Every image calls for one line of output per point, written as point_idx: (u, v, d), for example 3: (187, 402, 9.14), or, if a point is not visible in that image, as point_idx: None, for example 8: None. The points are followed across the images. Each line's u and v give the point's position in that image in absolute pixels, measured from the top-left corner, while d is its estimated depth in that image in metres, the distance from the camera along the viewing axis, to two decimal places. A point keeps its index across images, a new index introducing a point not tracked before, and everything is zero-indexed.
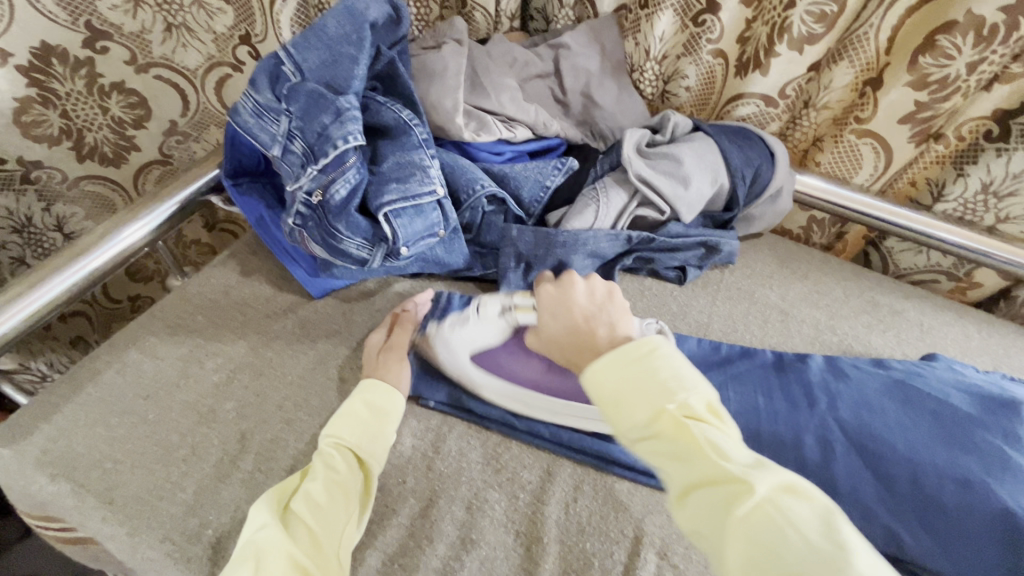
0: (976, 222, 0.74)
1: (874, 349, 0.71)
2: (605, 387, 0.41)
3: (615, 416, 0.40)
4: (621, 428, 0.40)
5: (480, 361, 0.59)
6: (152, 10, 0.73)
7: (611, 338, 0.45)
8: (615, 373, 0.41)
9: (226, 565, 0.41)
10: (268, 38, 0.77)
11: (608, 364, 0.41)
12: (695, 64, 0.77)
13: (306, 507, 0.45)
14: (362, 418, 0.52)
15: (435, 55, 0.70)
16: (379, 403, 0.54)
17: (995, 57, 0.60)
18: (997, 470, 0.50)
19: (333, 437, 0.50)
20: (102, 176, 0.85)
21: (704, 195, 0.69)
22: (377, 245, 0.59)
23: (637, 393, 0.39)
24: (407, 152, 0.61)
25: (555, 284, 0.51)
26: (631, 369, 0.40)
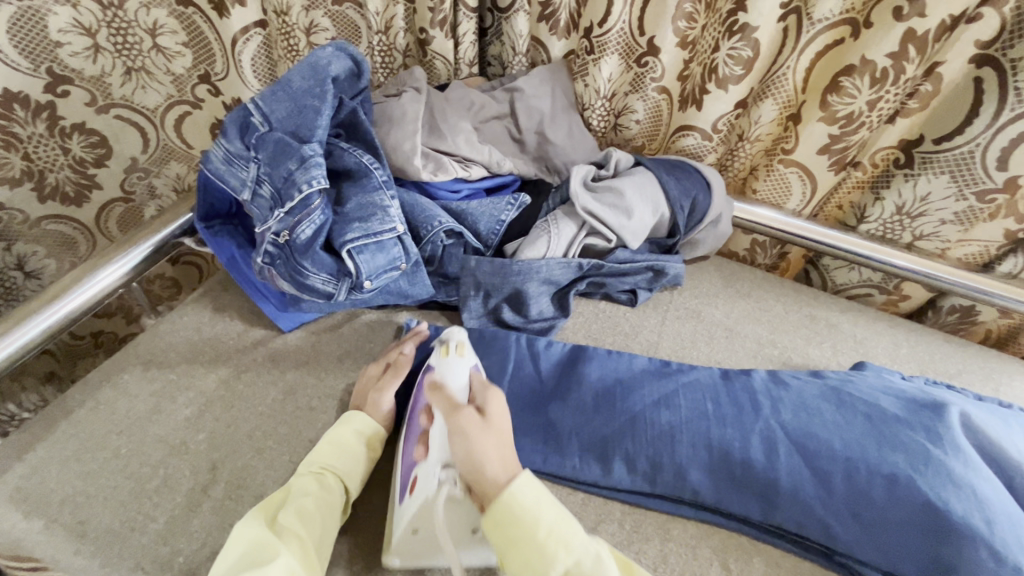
0: (897, 240, 0.82)
1: (811, 360, 0.76)
2: (530, 519, 0.47)
3: (525, 552, 0.46)
4: (537, 571, 0.46)
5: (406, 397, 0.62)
6: (112, 56, 0.78)
7: (464, 424, 0.51)
8: (541, 504, 0.48)
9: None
10: (230, 75, 0.83)
11: (536, 491, 0.49)
12: (643, 100, 0.84)
13: (293, 521, 0.48)
14: (346, 444, 0.55)
15: (395, 102, 0.76)
16: (363, 429, 0.57)
17: (890, 95, 0.68)
18: (918, 464, 0.54)
19: (316, 465, 0.53)
20: (65, 216, 0.89)
21: (647, 223, 0.74)
22: (342, 280, 0.64)
23: (544, 537, 0.46)
24: (369, 193, 0.66)
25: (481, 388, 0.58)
26: (541, 511, 0.48)
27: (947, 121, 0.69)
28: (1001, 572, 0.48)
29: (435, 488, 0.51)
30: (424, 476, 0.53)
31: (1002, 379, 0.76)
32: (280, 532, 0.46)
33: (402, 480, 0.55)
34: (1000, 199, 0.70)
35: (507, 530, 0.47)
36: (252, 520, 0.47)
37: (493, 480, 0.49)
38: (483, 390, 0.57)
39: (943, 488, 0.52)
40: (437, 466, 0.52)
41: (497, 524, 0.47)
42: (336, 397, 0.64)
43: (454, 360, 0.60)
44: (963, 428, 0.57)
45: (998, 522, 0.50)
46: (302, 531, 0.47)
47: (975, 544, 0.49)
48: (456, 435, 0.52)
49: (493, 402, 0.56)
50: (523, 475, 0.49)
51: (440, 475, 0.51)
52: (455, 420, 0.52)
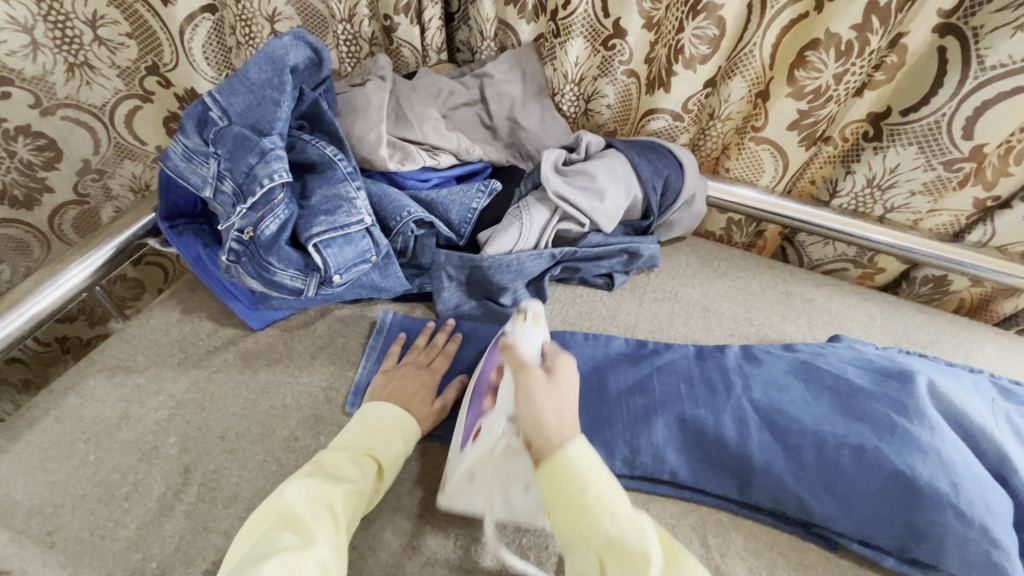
0: (869, 213, 0.82)
1: (788, 335, 0.77)
2: (585, 482, 0.44)
3: (574, 516, 0.43)
4: (583, 530, 0.43)
5: (478, 371, 0.61)
6: (52, 52, 0.75)
7: (533, 386, 0.48)
8: (597, 472, 0.44)
9: (254, 554, 0.43)
10: (180, 64, 0.81)
11: (593, 458, 0.45)
12: (612, 84, 0.83)
13: (335, 507, 0.48)
14: (388, 431, 0.56)
15: (359, 92, 0.74)
16: (404, 424, 0.57)
17: (856, 68, 0.68)
18: (886, 435, 0.54)
19: (365, 444, 0.54)
20: (14, 220, 0.89)
21: (620, 206, 0.74)
22: (311, 275, 0.63)
23: (592, 502, 0.43)
24: (334, 185, 0.64)
25: (559, 358, 0.54)
26: (593, 475, 0.44)
27: (913, 92, 0.69)
28: (969, 533, 0.49)
29: (496, 437, 0.49)
30: (487, 425, 0.51)
31: (975, 347, 0.77)
32: (320, 511, 0.48)
33: (464, 432, 0.56)
34: (967, 168, 0.70)
35: (555, 488, 0.44)
36: (298, 486, 0.49)
37: (549, 433, 0.46)
38: (556, 355, 0.55)
39: (909, 454, 0.52)
40: (500, 415, 0.51)
41: (549, 483, 0.44)
42: (310, 394, 0.63)
43: (532, 327, 0.59)
44: (931, 397, 0.57)
45: (964, 485, 0.50)
46: (339, 519, 0.48)
47: (939, 510, 0.50)
48: (520, 391, 0.49)
49: (564, 368, 0.53)
50: (581, 442, 0.46)
51: (501, 426, 0.49)
52: (520, 378, 0.49)
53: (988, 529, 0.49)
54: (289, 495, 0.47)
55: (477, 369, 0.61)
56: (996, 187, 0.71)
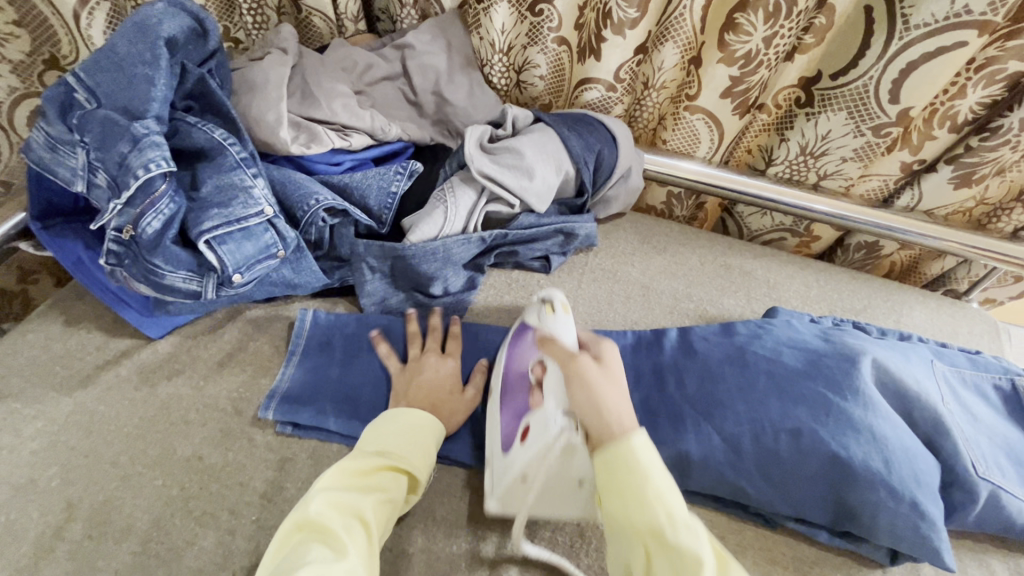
0: (804, 181, 0.81)
1: (725, 310, 0.76)
2: (643, 475, 0.41)
3: (625, 506, 0.40)
4: (632, 524, 0.40)
5: (505, 369, 0.59)
6: None
7: (592, 373, 0.48)
8: (656, 467, 0.41)
9: (279, 569, 0.39)
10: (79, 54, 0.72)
11: (654, 453, 0.42)
12: (543, 53, 0.78)
13: (367, 517, 0.44)
14: (416, 438, 0.51)
15: (257, 66, 0.66)
16: (431, 429, 0.53)
17: (784, 31, 0.65)
18: (821, 415, 0.53)
19: (385, 451, 0.49)
20: None
21: (551, 184, 0.70)
22: (206, 275, 0.57)
23: (642, 491, 0.40)
24: (226, 174, 0.57)
25: (594, 344, 0.53)
26: (655, 476, 0.41)
27: (842, 53, 0.67)
28: (899, 509, 0.49)
29: (556, 430, 0.47)
30: (539, 420, 0.49)
31: (903, 311, 0.78)
32: (351, 523, 0.44)
33: (506, 434, 0.53)
34: (895, 132, 0.70)
35: (612, 471, 0.41)
36: (324, 497, 0.44)
37: (612, 421, 0.44)
38: (597, 342, 0.53)
39: (843, 435, 0.51)
40: (552, 410, 0.49)
41: (606, 466, 0.42)
42: (217, 407, 0.57)
43: (563, 318, 0.55)
44: (874, 375, 0.56)
45: (896, 462, 0.50)
46: (372, 532, 0.44)
47: (874, 488, 0.49)
48: (575, 381, 0.47)
49: (612, 354, 0.51)
50: (641, 431, 0.43)
51: (561, 422, 0.47)
52: (573, 367, 0.48)
53: (917, 503, 0.49)
54: (316, 506, 0.43)
55: (501, 363, 0.60)
56: (922, 150, 0.71)
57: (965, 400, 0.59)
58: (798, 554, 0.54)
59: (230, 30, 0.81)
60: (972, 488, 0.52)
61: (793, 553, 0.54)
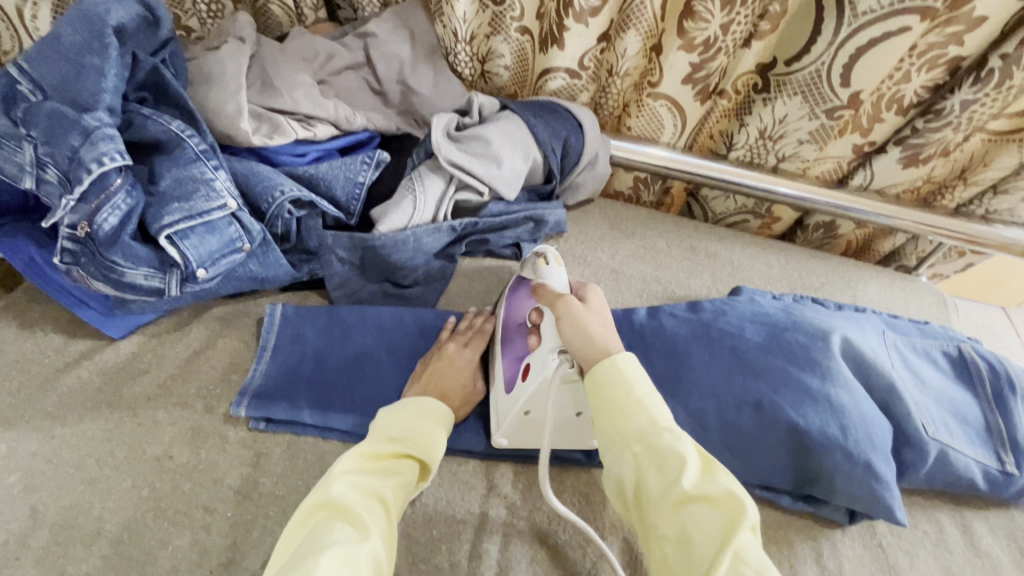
0: (763, 164, 0.83)
1: (693, 292, 0.78)
2: (628, 387, 0.43)
3: (611, 418, 0.43)
4: (618, 429, 0.42)
5: (504, 322, 0.61)
6: None
7: (578, 316, 0.48)
8: (639, 379, 0.44)
9: (306, 545, 0.39)
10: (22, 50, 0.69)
11: (638, 367, 0.44)
12: (507, 42, 0.78)
13: (385, 499, 0.45)
14: (429, 425, 0.51)
15: (213, 56, 0.65)
16: (440, 417, 0.53)
17: (741, 17, 0.67)
18: (780, 386, 0.55)
19: (402, 437, 0.49)
20: None
21: (519, 171, 0.70)
22: (169, 271, 0.56)
23: (629, 402, 0.43)
24: (185, 167, 0.56)
25: (580, 290, 0.54)
26: (640, 388, 0.43)
27: (795, 40, 0.69)
28: (854, 470, 0.52)
29: (551, 369, 0.49)
30: (535, 361, 0.52)
31: (859, 286, 0.82)
32: (371, 504, 0.44)
33: (508, 375, 0.57)
34: (846, 115, 0.72)
35: (601, 389, 0.44)
36: (346, 481, 0.44)
37: (597, 350, 0.46)
38: (583, 287, 0.54)
39: (802, 405, 0.54)
40: (547, 349, 0.51)
41: (592, 388, 0.44)
42: (187, 405, 0.56)
43: (556, 267, 0.55)
44: (839, 347, 0.58)
45: (852, 427, 0.53)
46: (391, 514, 0.44)
47: (829, 453, 0.52)
48: (564, 319, 0.49)
49: (597, 295, 0.52)
50: (626, 354, 0.45)
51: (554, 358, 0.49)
52: (562, 307, 0.50)
53: (870, 464, 0.52)
54: (338, 487, 0.43)
55: (500, 315, 0.62)
56: (871, 133, 0.75)
57: (916, 366, 0.62)
58: (764, 519, 0.56)
59: (183, 19, 0.77)
60: (922, 447, 0.56)
61: (760, 518, 0.56)
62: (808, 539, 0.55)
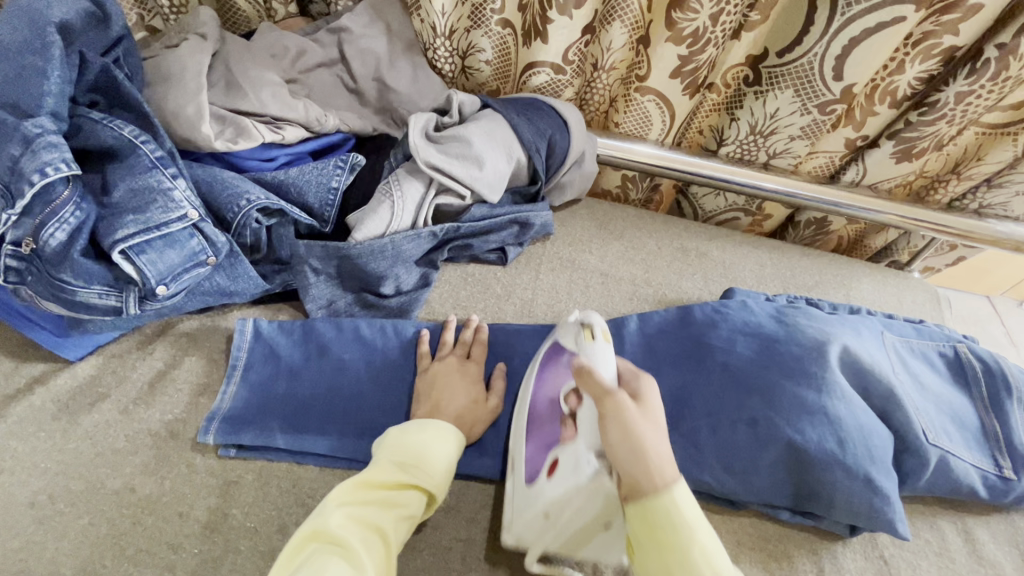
0: (754, 160, 0.81)
1: (685, 293, 0.76)
2: (621, 442, 0.41)
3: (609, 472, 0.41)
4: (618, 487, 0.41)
5: (535, 394, 0.55)
6: None
7: (621, 414, 0.42)
8: (634, 432, 0.41)
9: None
10: None
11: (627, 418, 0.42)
12: (487, 36, 0.74)
13: (383, 532, 0.42)
14: (434, 448, 0.48)
15: (172, 54, 0.60)
16: (448, 439, 0.49)
17: (731, 7, 0.64)
18: (776, 402, 0.53)
19: (406, 462, 0.46)
20: None
21: (502, 172, 0.67)
22: (126, 289, 0.51)
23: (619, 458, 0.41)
24: (140, 175, 0.52)
25: (632, 377, 0.47)
26: (630, 444, 0.41)
27: (786, 31, 0.67)
28: (854, 485, 0.50)
29: (588, 475, 0.44)
30: (569, 458, 0.47)
31: (853, 284, 0.80)
32: (367, 537, 0.42)
33: (531, 465, 0.50)
34: (839, 109, 0.70)
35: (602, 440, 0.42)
36: (344, 512, 0.43)
37: (650, 470, 0.39)
38: (637, 375, 0.47)
39: (799, 420, 0.52)
40: (585, 452, 0.45)
41: (629, 504, 0.40)
42: (150, 431, 0.52)
43: (602, 345, 0.50)
44: (838, 359, 0.55)
45: (850, 441, 0.51)
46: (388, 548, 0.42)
47: (830, 470, 0.50)
48: (610, 420, 0.42)
49: (651, 391, 0.45)
50: (681, 482, 0.40)
51: (592, 461, 0.44)
52: (610, 406, 0.42)
53: (870, 478, 0.50)
54: (334, 520, 0.42)
55: (529, 391, 0.56)
56: (864, 127, 0.72)
57: (913, 370, 0.60)
58: (763, 533, 0.54)
59: (145, 19, 0.73)
60: (923, 454, 0.54)
61: (758, 533, 0.54)
62: (809, 553, 0.53)
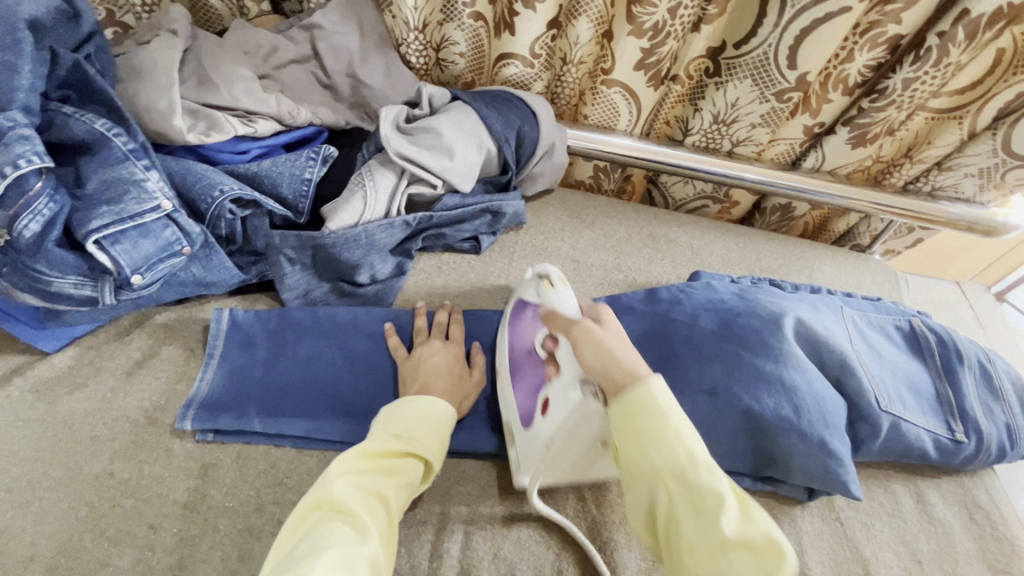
0: (719, 149, 0.84)
1: (653, 278, 0.78)
2: (662, 416, 0.40)
3: (645, 453, 0.39)
4: (656, 470, 0.39)
5: (510, 346, 0.60)
6: None
7: (593, 343, 0.45)
8: (675, 412, 0.40)
9: (303, 548, 0.38)
10: None
11: (671, 398, 0.41)
12: (460, 29, 0.76)
13: (385, 499, 0.44)
14: (428, 421, 0.49)
15: (143, 51, 0.61)
16: (439, 412, 0.51)
17: (688, 1, 0.67)
18: (735, 372, 0.56)
19: (402, 434, 0.47)
20: None
21: (473, 162, 0.69)
22: (101, 278, 0.52)
23: (655, 436, 0.39)
24: (113, 168, 0.53)
25: (590, 310, 0.51)
26: (672, 421, 0.40)
27: (742, 23, 0.69)
28: (809, 449, 0.53)
29: (574, 399, 0.47)
30: (557, 393, 0.50)
31: (815, 266, 0.84)
32: (370, 503, 0.43)
33: (524, 409, 0.54)
34: (796, 97, 0.73)
35: (631, 422, 0.40)
36: (345, 481, 0.43)
37: (624, 374, 0.42)
38: (594, 308, 0.51)
39: (755, 388, 0.54)
40: (568, 380, 0.49)
41: (622, 414, 0.41)
42: (128, 418, 0.53)
43: (562, 288, 0.53)
44: (793, 331, 0.59)
45: (803, 406, 0.54)
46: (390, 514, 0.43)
47: (786, 433, 0.53)
48: (583, 344, 0.46)
49: (610, 317, 0.49)
50: (657, 377, 0.42)
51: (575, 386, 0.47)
52: (577, 333, 0.47)
53: (825, 441, 0.53)
54: (338, 488, 0.42)
55: (505, 344, 0.60)
56: (820, 114, 0.76)
57: (871, 340, 0.64)
58: None
59: (115, 15, 0.73)
60: (874, 420, 0.57)
61: None
62: (769, 518, 0.56)
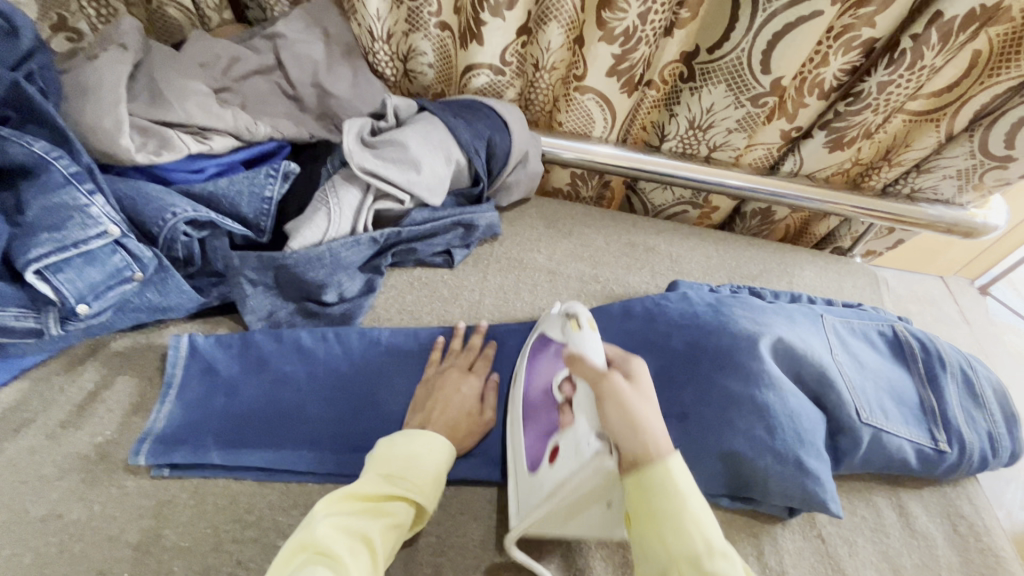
0: (696, 154, 0.82)
1: (631, 288, 0.76)
2: (680, 501, 0.38)
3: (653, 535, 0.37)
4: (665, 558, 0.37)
5: (525, 381, 0.56)
6: None
7: (621, 397, 0.42)
8: (690, 491, 0.39)
9: None
10: None
11: (689, 476, 0.39)
12: (427, 39, 0.74)
13: (371, 546, 0.42)
14: (424, 462, 0.47)
15: (91, 66, 0.59)
16: (438, 452, 0.49)
17: (657, 6, 0.65)
18: (704, 394, 0.55)
19: (397, 476, 0.46)
20: None
21: (440, 174, 0.67)
22: (44, 309, 0.50)
23: (668, 521, 0.37)
24: (54, 193, 0.50)
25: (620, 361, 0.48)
26: (684, 497, 0.38)
27: (715, 27, 0.68)
28: (786, 471, 0.51)
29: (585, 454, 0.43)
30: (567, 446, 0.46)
31: (796, 272, 0.82)
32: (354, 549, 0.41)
33: (531, 453, 0.50)
34: (771, 101, 0.71)
35: (647, 502, 0.38)
36: (331, 522, 0.41)
37: (649, 438, 0.40)
38: (626, 356, 0.48)
39: (727, 411, 0.53)
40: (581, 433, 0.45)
41: (636, 485, 0.39)
42: (78, 455, 0.51)
43: (588, 332, 0.51)
44: (770, 351, 0.57)
45: (778, 425, 0.52)
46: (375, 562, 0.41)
47: (762, 455, 0.52)
48: (608, 400, 0.43)
49: (641, 369, 0.46)
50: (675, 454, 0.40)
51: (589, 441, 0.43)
52: (605, 384, 0.44)
53: (801, 461, 0.52)
54: (322, 528, 0.40)
55: (522, 382, 0.56)
56: (797, 118, 0.74)
57: (853, 349, 0.62)
58: None
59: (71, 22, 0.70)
60: (855, 434, 0.56)
61: None
62: (749, 537, 0.55)
